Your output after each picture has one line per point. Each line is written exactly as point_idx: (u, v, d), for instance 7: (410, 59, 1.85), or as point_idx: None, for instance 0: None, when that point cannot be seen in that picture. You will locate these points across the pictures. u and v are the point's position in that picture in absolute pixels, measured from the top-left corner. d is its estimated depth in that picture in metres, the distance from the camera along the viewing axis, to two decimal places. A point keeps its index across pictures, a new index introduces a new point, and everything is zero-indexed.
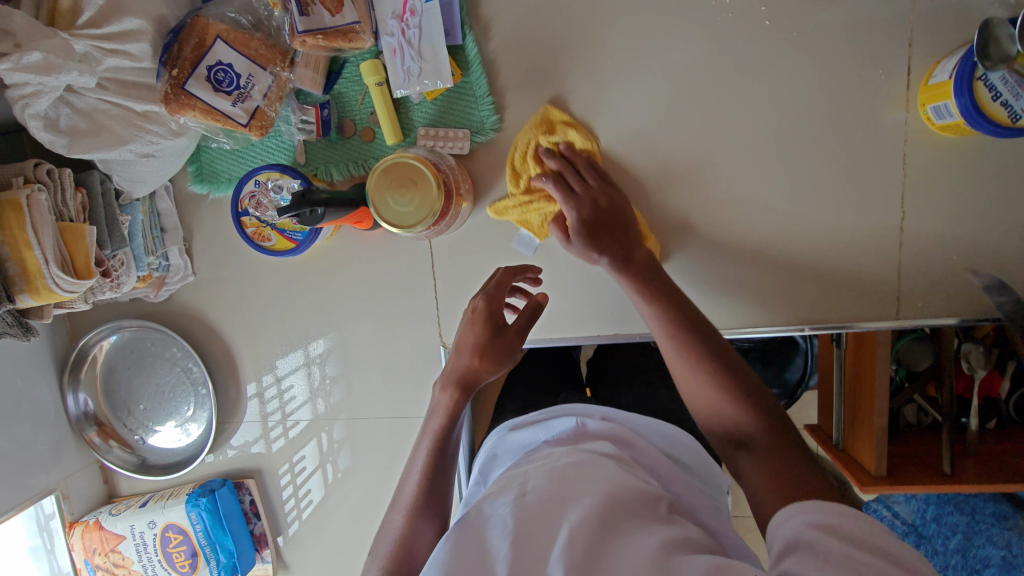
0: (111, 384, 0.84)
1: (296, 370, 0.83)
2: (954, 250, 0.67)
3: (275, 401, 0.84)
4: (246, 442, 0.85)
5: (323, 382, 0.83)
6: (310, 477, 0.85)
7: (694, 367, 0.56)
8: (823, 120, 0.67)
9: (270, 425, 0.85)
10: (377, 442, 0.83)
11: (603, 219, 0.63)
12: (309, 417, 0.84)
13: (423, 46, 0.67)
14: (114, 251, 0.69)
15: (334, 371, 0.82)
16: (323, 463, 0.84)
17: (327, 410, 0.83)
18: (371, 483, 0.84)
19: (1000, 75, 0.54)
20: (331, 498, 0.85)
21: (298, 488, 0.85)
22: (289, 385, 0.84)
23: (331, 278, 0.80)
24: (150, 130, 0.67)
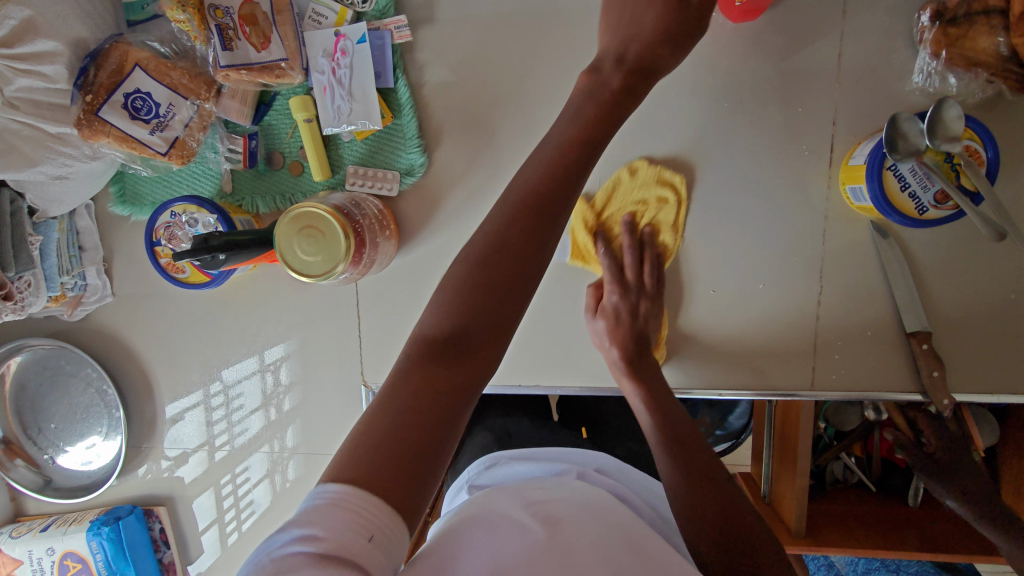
0: (21, 402, 0.81)
1: (250, 377, 0.80)
2: (868, 325, 0.67)
3: (220, 410, 0.82)
4: (185, 450, 0.83)
5: (276, 390, 0.80)
6: (253, 488, 0.82)
7: (666, 457, 0.63)
8: (748, 190, 0.67)
9: (214, 434, 0.82)
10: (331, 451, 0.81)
11: (634, 323, 0.67)
12: (258, 425, 0.81)
13: (353, 86, 0.66)
14: (20, 273, 0.67)
15: (288, 378, 0.80)
16: (271, 472, 0.81)
17: (279, 417, 0.81)
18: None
19: (909, 166, 0.55)
20: (274, 508, 0.82)
21: (240, 498, 0.83)
22: (238, 392, 0.81)
23: (254, 308, 0.79)
24: (64, 152, 0.65)
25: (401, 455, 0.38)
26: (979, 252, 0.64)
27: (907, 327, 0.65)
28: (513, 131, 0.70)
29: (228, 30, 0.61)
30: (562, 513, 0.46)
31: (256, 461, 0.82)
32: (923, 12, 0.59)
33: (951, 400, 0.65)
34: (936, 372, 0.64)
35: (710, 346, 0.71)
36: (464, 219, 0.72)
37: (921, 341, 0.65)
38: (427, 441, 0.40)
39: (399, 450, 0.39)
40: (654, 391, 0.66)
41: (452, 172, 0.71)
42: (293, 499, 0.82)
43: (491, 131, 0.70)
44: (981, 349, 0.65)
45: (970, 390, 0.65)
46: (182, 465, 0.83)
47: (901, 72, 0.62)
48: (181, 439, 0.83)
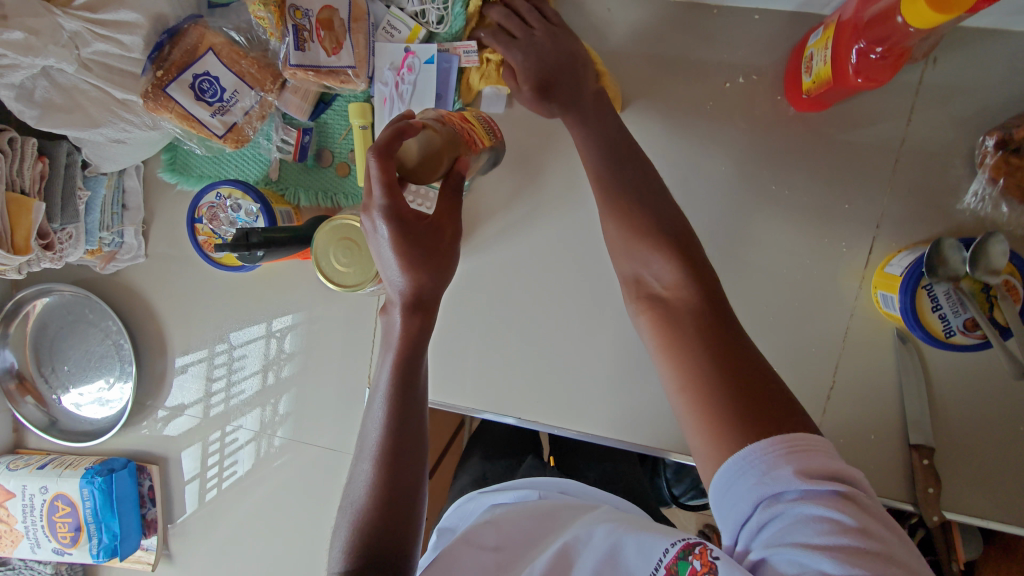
0: (41, 341, 0.84)
1: (255, 341, 0.82)
2: (873, 428, 0.67)
3: (223, 368, 0.83)
4: (181, 403, 0.85)
5: (278, 356, 0.81)
6: (239, 449, 0.84)
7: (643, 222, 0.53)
8: (781, 273, 0.67)
9: (212, 391, 0.84)
10: (320, 423, 0.82)
11: (562, 70, 0.62)
12: (255, 388, 0.83)
13: (413, 103, 0.68)
14: (63, 224, 0.69)
15: (292, 347, 0.81)
16: (259, 436, 0.83)
17: (276, 383, 0.82)
18: (289, 478, 0.83)
19: (943, 288, 0.55)
20: (255, 473, 0.84)
21: (225, 458, 0.84)
22: (242, 354, 0.83)
23: (277, 293, 0.81)
24: (126, 118, 0.67)
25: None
26: (994, 378, 0.64)
27: (911, 438, 0.65)
28: (558, 173, 0.71)
29: (303, 31, 0.63)
30: (511, 557, 0.54)
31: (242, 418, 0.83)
32: (988, 135, 0.59)
33: (940, 517, 0.65)
34: (931, 488, 0.64)
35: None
36: (494, 249, 0.73)
37: (923, 456, 0.64)
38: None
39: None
40: (565, 95, 0.61)
41: (492, 201, 0.72)
42: (272, 463, 0.83)
43: (537, 169, 0.71)
44: (980, 473, 0.65)
45: (963, 511, 0.65)
46: (178, 415, 0.85)
47: (954, 189, 0.62)
48: (177, 383, 0.85)
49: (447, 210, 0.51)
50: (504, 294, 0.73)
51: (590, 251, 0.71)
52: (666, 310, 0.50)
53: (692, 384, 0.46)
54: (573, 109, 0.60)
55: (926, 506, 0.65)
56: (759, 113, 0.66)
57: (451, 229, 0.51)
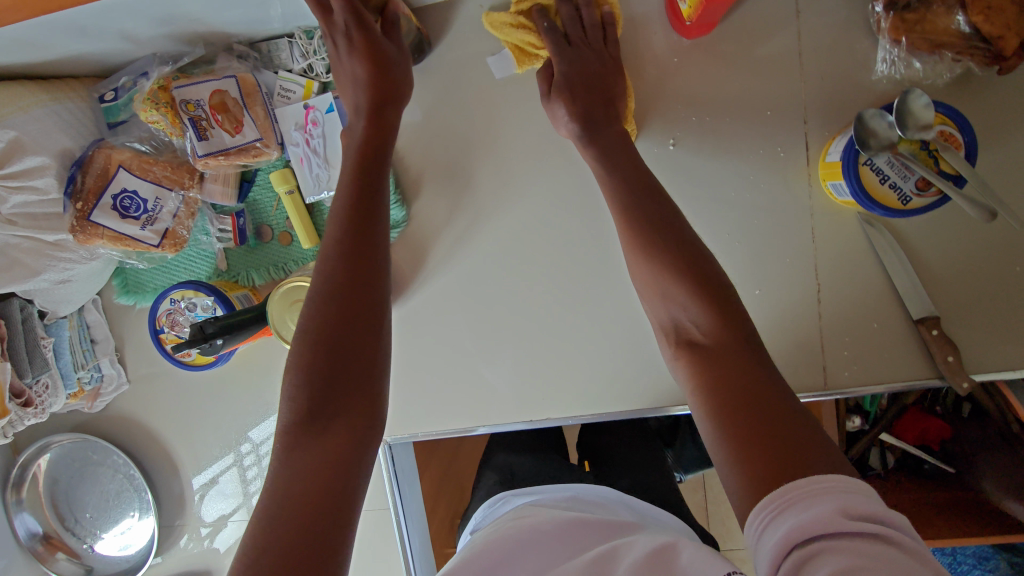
0: (56, 497, 0.84)
1: None
2: (873, 316, 0.66)
3: (254, 468, 0.83)
4: (223, 514, 0.84)
5: None
6: None
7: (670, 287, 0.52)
8: (730, 198, 0.67)
9: (250, 493, 0.83)
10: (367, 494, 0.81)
11: (586, 83, 0.62)
12: None
13: (328, 153, 0.68)
14: (36, 376, 0.70)
15: None
16: None
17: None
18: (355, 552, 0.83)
19: (885, 159, 0.54)
20: None
21: None
22: (268, 449, 0.82)
23: (264, 376, 0.81)
24: (63, 257, 0.68)
25: (319, 515, 0.43)
26: (972, 228, 0.63)
27: (913, 314, 0.64)
28: (487, 173, 0.71)
29: (201, 120, 0.64)
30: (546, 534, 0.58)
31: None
32: (876, 1, 0.59)
33: (970, 382, 0.63)
34: (951, 356, 0.62)
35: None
36: (452, 267, 0.73)
37: (931, 326, 0.63)
38: (344, 499, 0.45)
39: (314, 501, 0.43)
40: (586, 115, 0.60)
41: (434, 221, 0.72)
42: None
43: (466, 176, 0.71)
44: (996, 327, 0.63)
45: (991, 368, 0.63)
46: (224, 526, 0.84)
47: (864, 62, 0.62)
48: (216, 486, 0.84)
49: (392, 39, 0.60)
50: (477, 305, 0.73)
51: (540, 237, 0.71)
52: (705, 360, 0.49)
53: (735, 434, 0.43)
54: (587, 135, 0.60)
55: (955, 374, 0.63)
56: (655, 54, 0.67)
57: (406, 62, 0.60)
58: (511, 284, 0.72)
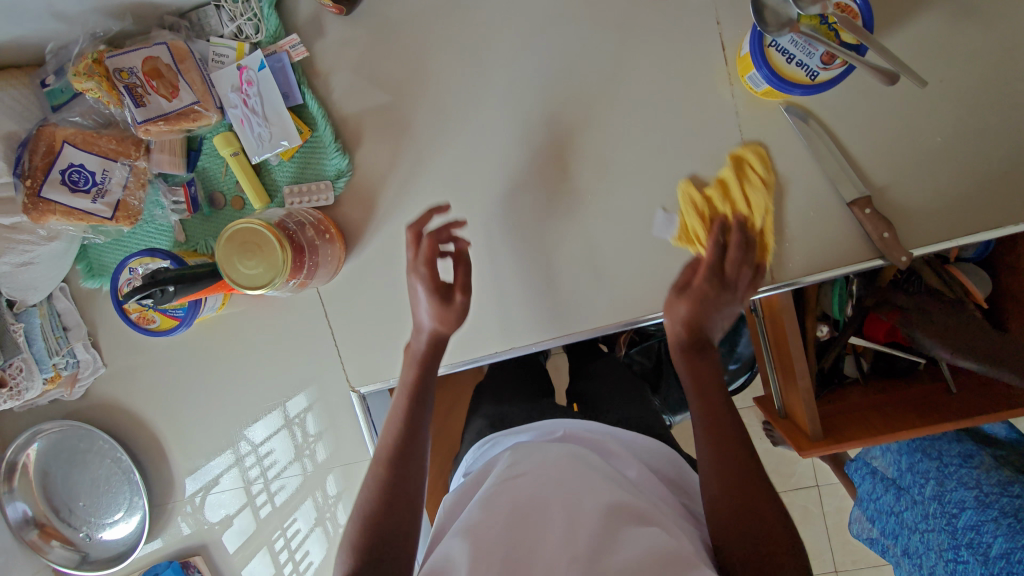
0: (48, 487, 0.86)
1: (277, 433, 0.85)
2: (809, 205, 0.67)
3: (256, 468, 0.86)
4: (229, 513, 0.86)
5: (306, 440, 0.85)
6: (306, 539, 0.88)
7: (716, 447, 0.59)
8: (658, 106, 0.69)
9: (255, 492, 0.86)
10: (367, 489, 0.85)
11: (710, 278, 0.65)
12: (297, 477, 0.86)
13: (267, 111, 0.70)
14: (9, 359, 0.73)
15: (316, 428, 0.84)
16: (320, 521, 0.87)
17: (317, 468, 0.86)
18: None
19: (788, 38, 0.57)
20: (328, 556, 0.88)
21: (294, 551, 0.88)
22: (270, 449, 0.85)
23: (235, 343, 0.82)
24: (21, 239, 0.69)
25: None
26: (892, 105, 0.64)
27: (845, 197, 0.66)
28: (424, 114, 0.73)
29: (137, 88, 0.66)
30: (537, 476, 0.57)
31: (304, 517, 0.87)
32: None
33: (909, 257, 0.65)
34: (887, 233, 0.64)
35: (664, 267, 0.72)
36: (402, 210, 0.75)
37: (863, 207, 0.65)
38: None
39: None
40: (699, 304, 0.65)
41: (379, 167, 0.74)
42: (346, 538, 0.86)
43: (405, 119, 0.74)
44: (925, 198, 0.65)
45: (926, 240, 0.65)
46: (229, 526, 0.87)
47: None
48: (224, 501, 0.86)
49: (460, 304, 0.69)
50: None
51: (484, 170, 0.73)
52: (740, 491, 0.55)
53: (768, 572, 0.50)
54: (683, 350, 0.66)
55: (891, 250, 0.65)
56: None
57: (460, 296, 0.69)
58: (461, 219, 0.74)
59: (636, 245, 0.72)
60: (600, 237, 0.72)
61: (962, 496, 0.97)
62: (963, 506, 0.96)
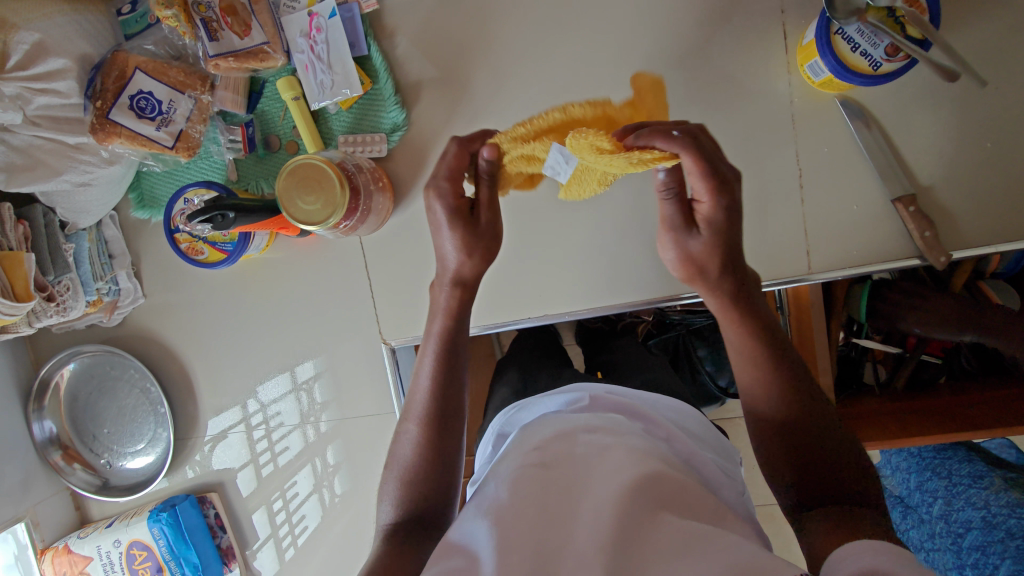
0: (76, 410, 0.88)
1: (285, 396, 0.86)
2: (854, 199, 0.69)
3: (262, 429, 0.87)
4: (232, 467, 0.88)
5: (312, 407, 0.86)
6: (304, 503, 0.87)
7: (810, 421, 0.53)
8: (713, 90, 0.70)
9: (258, 452, 0.88)
10: (370, 461, 0.85)
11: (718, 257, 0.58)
12: (300, 443, 0.87)
13: (332, 58, 0.72)
14: (59, 277, 0.74)
15: (323, 396, 0.85)
16: (319, 487, 0.87)
17: (319, 438, 0.86)
18: (360, 513, 0.86)
19: (855, 27, 0.58)
20: (325, 522, 0.87)
21: (292, 514, 0.88)
22: (277, 411, 0.87)
23: (271, 286, 0.84)
24: (83, 160, 0.71)
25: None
26: (947, 106, 0.65)
27: (890, 194, 0.67)
28: (483, 77, 0.75)
29: (212, 22, 0.68)
30: (570, 442, 0.54)
31: (302, 488, 0.87)
32: None
33: (948, 258, 0.66)
34: (929, 231, 0.65)
35: None
36: None
37: (907, 204, 0.66)
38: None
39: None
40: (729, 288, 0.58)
41: (433, 125, 0.76)
42: (343, 511, 0.86)
43: (464, 80, 0.75)
44: (966, 200, 0.66)
45: (966, 243, 0.66)
46: (235, 478, 0.88)
47: None
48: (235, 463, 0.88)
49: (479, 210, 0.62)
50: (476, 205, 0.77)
51: None
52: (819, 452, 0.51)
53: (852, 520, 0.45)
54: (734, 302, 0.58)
55: (933, 249, 0.66)
56: None
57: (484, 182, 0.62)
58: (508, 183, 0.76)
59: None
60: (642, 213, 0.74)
61: (970, 517, 0.95)
62: (969, 526, 0.95)
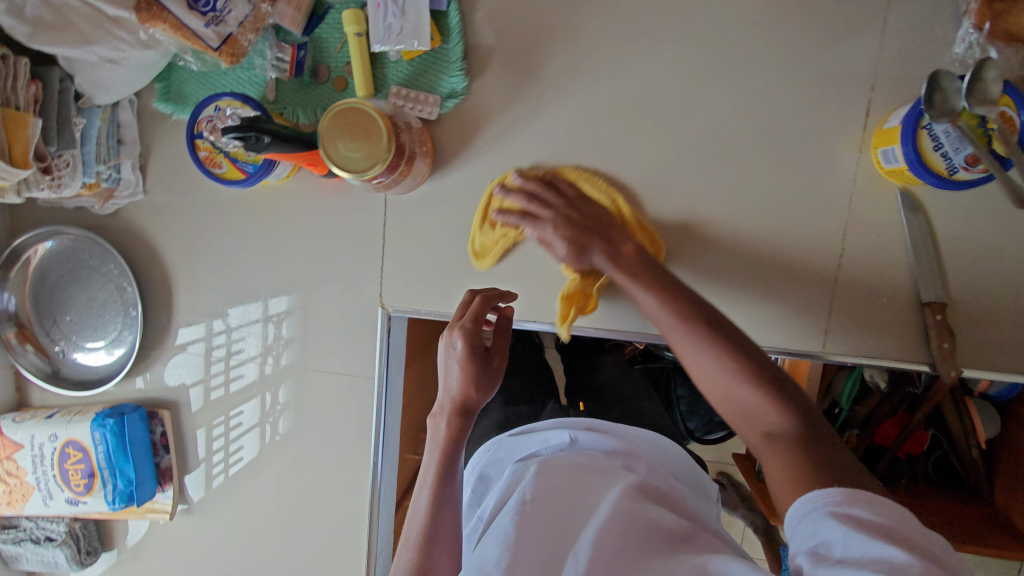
0: (41, 290, 0.83)
1: (252, 324, 0.82)
2: (883, 293, 0.68)
3: (221, 351, 0.83)
4: (184, 381, 0.85)
5: (276, 342, 0.82)
6: (244, 435, 0.84)
7: (706, 349, 0.52)
8: (781, 147, 0.69)
9: (212, 374, 0.84)
10: (325, 411, 0.82)
11: (591, 219, 0.64)
12: (254, 374, 0.83)
13: (407, 5, 0.68)
14: (60, 150, 0.69)
15: (290, 332, 0.82)
16: (262, 423, 0.83)
17: (274, 373, 0.83)
18: (298, 459, 0.83)
19: (943, 127, 0.57)
20: (262, 458, 0.84)
21: (230, 443, 0.84)
22: (240, 337, 0.83)
23: (280, 217, 0.80)
24: (120, 36, 0.66)
25: None
26: (1003, 227, 0.65)
27: (922, 297, 0.66)
28: (555, 68, 0.72)
29: None
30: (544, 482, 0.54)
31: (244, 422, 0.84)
32: None
33: (957, 374, 0.65)
34: (947, 344, 0.65)
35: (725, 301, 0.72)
36: (497, 151, 0.74)
37: (936, 311, 0.65)
38: None
39: None
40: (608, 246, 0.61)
41: (491, 102, 0.73)
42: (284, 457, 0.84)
43: (535, 66, 0.72)
44: (990, 323, 0.66)
45: (979, 364, 0.66)
46: (185, 392, 0.85)
47: (943, 45, 0.64)
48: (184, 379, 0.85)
49: (483, 358, 0.60)
50: None
51: (592, 143, 0.72)
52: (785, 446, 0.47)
53: (796, 488, 0.44)
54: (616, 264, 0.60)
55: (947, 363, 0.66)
56: None
57: (498, 353, 0.62)
58: None
59: (707, 270, 0.71)
60: (676, 248, 0.72)
61: None
62: None
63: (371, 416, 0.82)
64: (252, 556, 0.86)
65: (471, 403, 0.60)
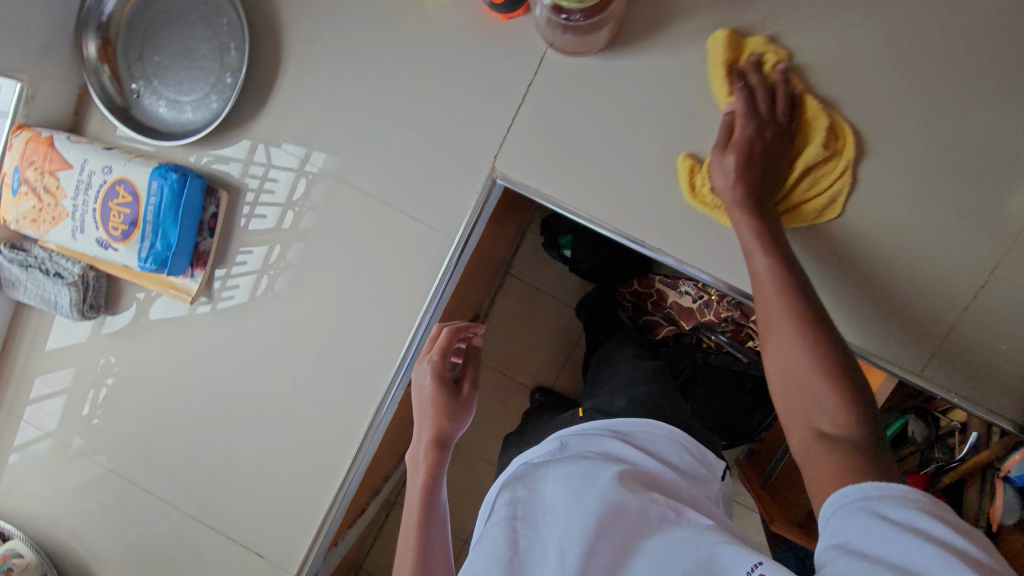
0: (139, 16, 0.76)
1: (288, 171, 0.78)
2: (1002, 340, 0.66)
3: (252, 184, 0.79)
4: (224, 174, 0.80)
5: (301, 201, 0.78)
6: (241, 278, 0.82)
7: (784, 301, 0.55)
8: (968, 159, 0.64)
9: (235, 205, 0.80)
10: (325, 285, 0.80)
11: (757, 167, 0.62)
12: (272, 223, 0.79)
13: None
14: None
15: (318, 198, 0.78)
16: (261, 274, 0.81)
17: (291, 228, 0.79)
18: (313, 307, 0.81)
19: None
20: (252, 306, 0.82)
21: (226, 281, 0.82)
22: (274, 179, 0.78)
23: (417, 39, 0.73)
24: None
25: None
26: None
27: None
28: None
29: None
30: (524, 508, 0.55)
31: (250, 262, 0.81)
32: None
33: None
34: None
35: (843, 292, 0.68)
36: (676, 51, 0.68)
37: None
38: None
39: None
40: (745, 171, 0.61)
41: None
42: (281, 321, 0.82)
43: None
44: None
45: None
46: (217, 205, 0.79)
47: None
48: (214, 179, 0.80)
49: (456, 398, 0.71)
50: (675, 104, 0.68)
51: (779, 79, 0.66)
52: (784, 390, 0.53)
53: (799, 388, 0.52)
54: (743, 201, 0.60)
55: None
56: None
57: (467, 385, 0.73)
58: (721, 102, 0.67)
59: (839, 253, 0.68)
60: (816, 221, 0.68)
61: None
62: None
63: (383, 306, 0.79)
64: (229, 411, 0.86)
65: (448, 427, 0.69)
